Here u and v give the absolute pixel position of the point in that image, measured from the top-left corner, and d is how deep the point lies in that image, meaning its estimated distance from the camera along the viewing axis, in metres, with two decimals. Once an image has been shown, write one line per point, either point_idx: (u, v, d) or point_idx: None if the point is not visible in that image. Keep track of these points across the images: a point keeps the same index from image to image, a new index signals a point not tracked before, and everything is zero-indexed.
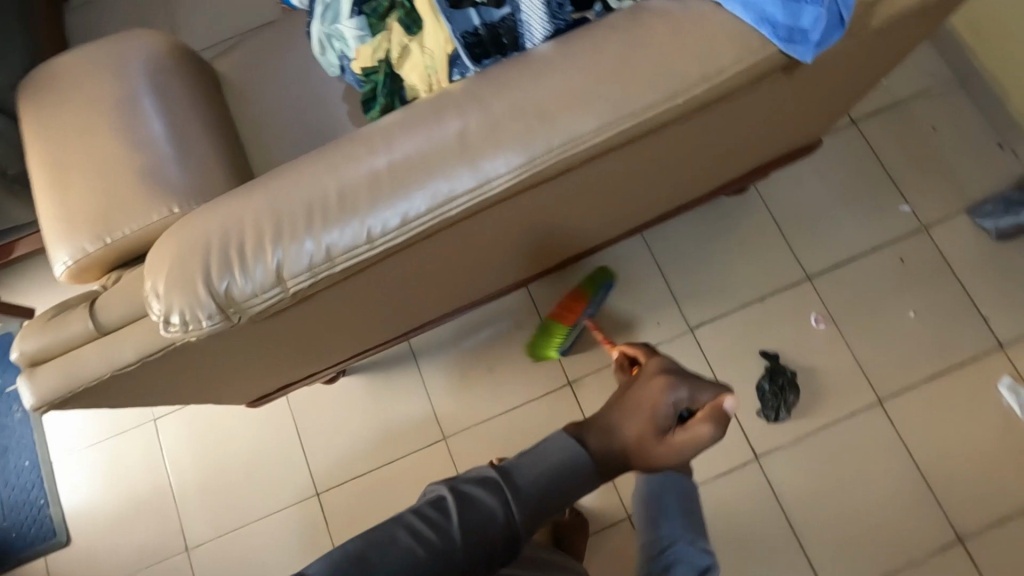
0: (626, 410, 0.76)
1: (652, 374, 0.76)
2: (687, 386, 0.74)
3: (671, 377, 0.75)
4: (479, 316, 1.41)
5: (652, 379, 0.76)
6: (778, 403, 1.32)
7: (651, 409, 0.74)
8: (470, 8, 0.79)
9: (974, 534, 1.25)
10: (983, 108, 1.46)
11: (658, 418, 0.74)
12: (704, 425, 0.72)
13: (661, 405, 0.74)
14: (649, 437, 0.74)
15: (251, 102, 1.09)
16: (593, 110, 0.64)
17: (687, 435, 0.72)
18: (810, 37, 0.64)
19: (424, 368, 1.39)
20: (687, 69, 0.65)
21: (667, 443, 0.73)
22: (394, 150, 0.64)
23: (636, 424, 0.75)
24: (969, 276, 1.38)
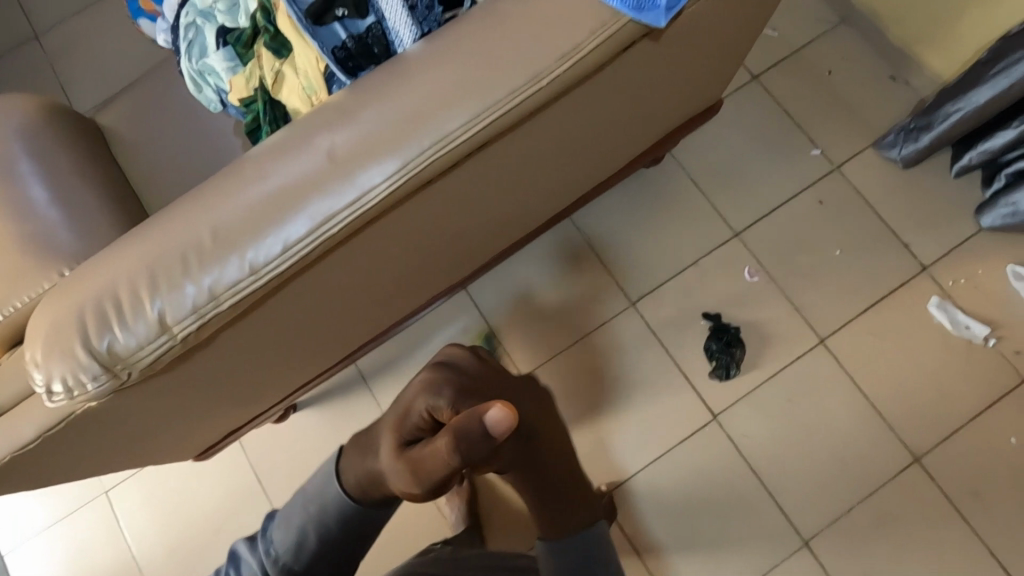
0: (395, 425, 0.78)
1: (426, 384, 0.78)
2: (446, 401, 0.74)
3: (435, 387, 0.76)
4: (422, 328, 1.40)
5: (420, 389, 0.77)
6: (727, 360, 1.34)
7: (402, 414, 0.78)
8: (335, 22, 0.79)
9: (927, 450, 1.30)
10: (870, 44, 1.52)
11: (406, 424, 0.76)
12: (438, 440, 0.67)
13: (412, 408, 0.77)
14: (398, 446, 0.76)
15: (143, 150, 1.06)
16: (460, 105, 0.64)
17: (426, 448, 0.70)
18: (657, 2, 0.66)
19: (375, 390, 1.37)
20: (546, 49, 0.65)
21: (407, 460, 0.72)
22: (264, 179, 0.63)
23: (394, 432, 0.77)
24: (884, 206, 1.43)
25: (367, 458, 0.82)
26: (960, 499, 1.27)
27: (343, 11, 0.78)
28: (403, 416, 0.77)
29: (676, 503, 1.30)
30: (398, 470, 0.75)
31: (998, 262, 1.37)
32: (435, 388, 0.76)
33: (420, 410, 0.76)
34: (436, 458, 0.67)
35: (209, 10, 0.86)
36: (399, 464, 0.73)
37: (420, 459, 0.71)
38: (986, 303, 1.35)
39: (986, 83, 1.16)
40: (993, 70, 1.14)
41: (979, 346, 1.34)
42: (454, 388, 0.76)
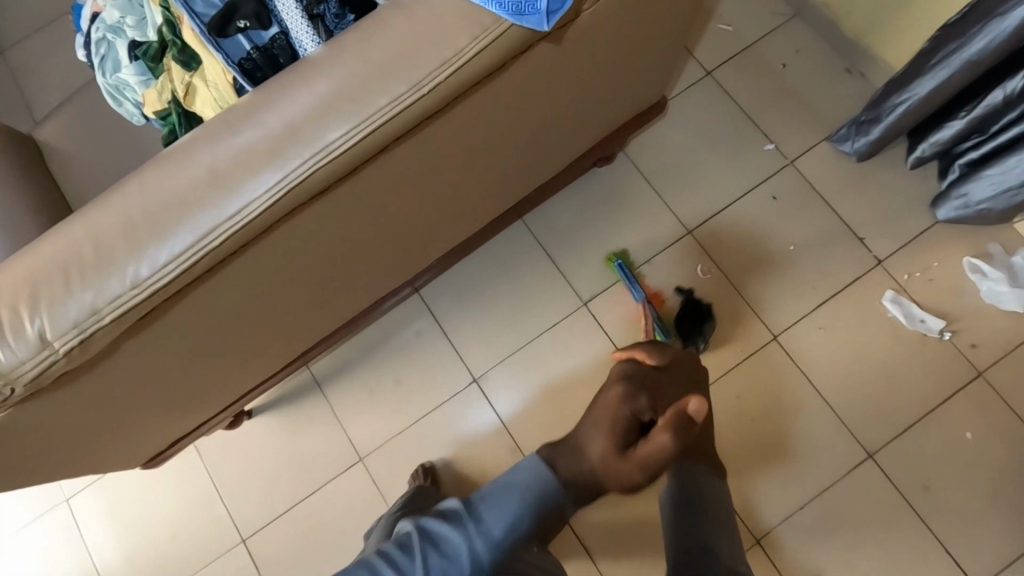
0: (591, 430, 0.88)
1: (611, 388, 0.86)
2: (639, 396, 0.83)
3: (627, 390, 0.84)
4: (377, 331, 1.40)
5: (611, 393, 0.86)
6: (696, 335, 1.33)
7: (610, 419, 0.84)
8: (238, 33, 0.79)
9: (880, 446, 1.28)
10: (824, 37, 1.51)
11: (616, 427, 0.83)
12: (661, 433, 0.77)
13: (617, 415, 0.83)
14: (611, 450, 0.84)
15: (76, 161, 1.07)
16: (340, 117, 0.66)
17: (648, 445, 0.78)
18: (537, 6, 0.66)
19: (329, 394, 1.38)
20: (430, 56, 0.66)
21: (628, 455, 0.82)
22: (149, 195, 0.65)
23: (598, 436, 0.86)
24: (838, 200, 1.41)
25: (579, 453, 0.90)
26: (913, 495, 1.26)
27: (245, 23, 0.79)
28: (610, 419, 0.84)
29: (630, 504, 1.30)
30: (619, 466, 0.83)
31: (953, 255, 1.36)
32: (628, 390, 0.84)
33: (628, 414, 0.83)
34: (665, 451, 0.77)
35: (117, 24, 0.85)
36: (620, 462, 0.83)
37: (645, 454, 0.79)
38: (942, 297, 1.34)
39: (927, 75, 1.14)
40: (932, 61, 1.12)
41: (935, 339, 1.32)
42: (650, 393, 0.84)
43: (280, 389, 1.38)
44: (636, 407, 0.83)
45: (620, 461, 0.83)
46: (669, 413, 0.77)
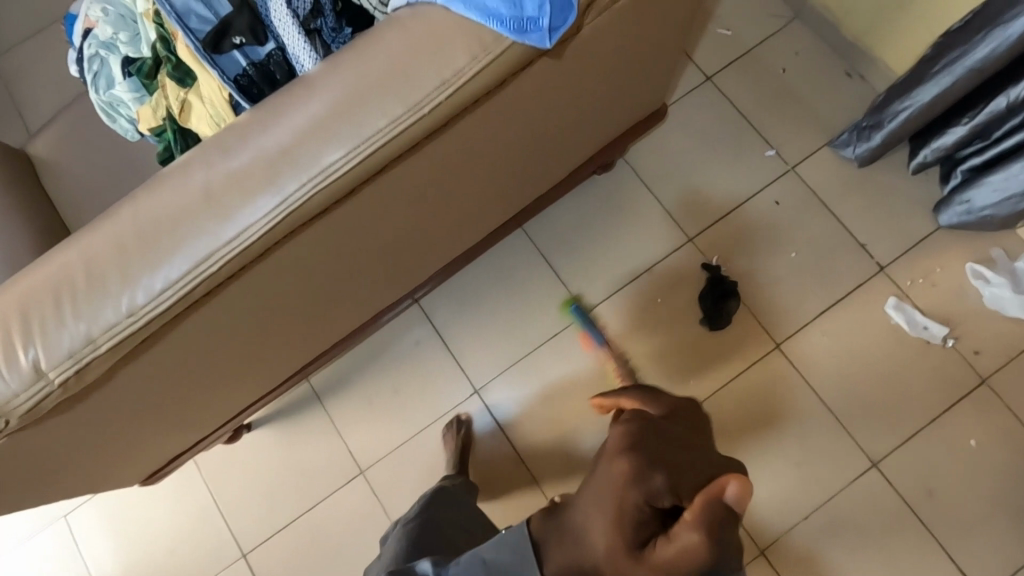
0: (592, 517, 0.64)
1: (616, 461, 0.64)
2: (653, 475, 0.62)
3: (637, 464, 0.63)
4: (376, 342, 1.39)
5: (614, 464, 0.65)
6: (720, 311, 1.34)
7: (615, 506, 0.62)
8: (234, 50, 0.78)
9: (884, 454, 1.28)
10: (824, 41, 1.49)
11: (623, 519, 0.61)
12: (690, 531, 0.58)
13: (626, 504, 0.61)
14: (620, 549, 0.61)
15: (67, 175, 1.05)
16: (338, 140, 0.64)
17: (670, 547, 0.58)
18: (539, 23, 0.64)
19: (329, 406, 1.36)
20: (429, 76, 0.65)
21: (643, 558, 0.60)
22: (144, 220, 0.64)
23: (602, 529, 0.63)
24: (840, 206, 1.41)
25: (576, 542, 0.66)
26: (917, 503, 1.25)
27: (241, 39, 0.77)
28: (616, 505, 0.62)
29: None
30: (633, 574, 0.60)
31: (955, 260, 1.35)
32: (638, 464, 0.63)
33: (640, 502, 0.61)
34: (693, 556, 0.58)
35: (111, 40, 0.83)
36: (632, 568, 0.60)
37: (666, 559, 0.58)
38: (946, 303, 1.33)
39: (930, 81, 1.13)
40: (935, 68, 1.11)
41: (938, 346, 1.32)
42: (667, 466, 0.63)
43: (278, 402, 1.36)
44: (650, 491, 0.61)
45: (631, 566, 0.60)
46: (697, 498, 0.59)
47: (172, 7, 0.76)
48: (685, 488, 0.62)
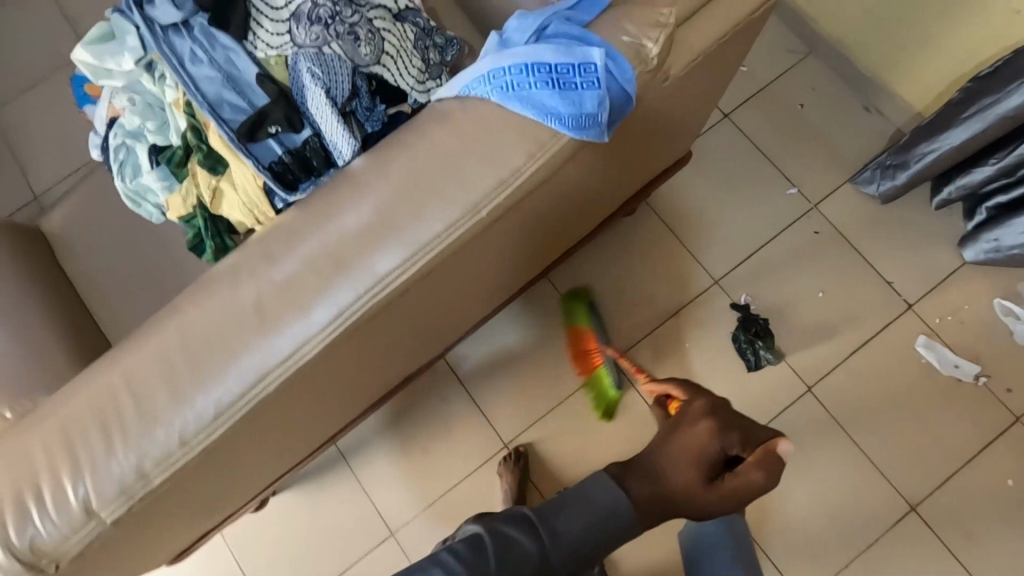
0: (670, 456, 0.75)
1: (698, 416, 0.75)
2: (729, 427, 0.74)
3: (717, 420, 0.74)
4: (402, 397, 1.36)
5: (695, 422, 0.75)
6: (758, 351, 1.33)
7: (696, 452, 0.73)
8: (268, 138, 0.75)
9: (921, 497, 1.26)
10: (841, 75, 1.48)
11: (702, 461, 0.72)
12: (754, 471, 0.70)
13: (708, 450, 0.73)
14: (695, 483, 0.73)
15: (82, 251, 1.00)
16: (391, 248, 0.63)
17: (738, 481, 0.71)
18: (598, 119, 0.61)
19: (356, 465, 1.33)
20: (485, 178, 0.62)
21: (714, 488, 0.72)
22: (189, 337, 0.62)
23: (680, 467, 0.74)
24: (864, 244, 1.40)
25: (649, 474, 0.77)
26: (958, 548, 1.24)
27: (276, 128, 0.74)
28: (695, 450, 0.73)
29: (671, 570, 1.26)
30: (704, 500, 0.73)
31: (982, 295, 1.35)
32: (716, 420, 0.74)
33: (718, 450, 0.72)
34: (756, 489, 0.70)
35: (138, 129, 0.80)
36: (708, 496, 0.72)
37: (733, 488, 0.71)
38: (975, 339, 1.33)
39: (959, 125, 1.13)
40: (964, 113, 1.11)
41: (969, 384, 1.31)
42: (736, 423, 0.75)
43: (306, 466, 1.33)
44: (728, 443, 0.73)
45: (705, 494, 0.73)
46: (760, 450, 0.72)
47: (204, 98, 0.73)
48: (752, 442, 0.74)
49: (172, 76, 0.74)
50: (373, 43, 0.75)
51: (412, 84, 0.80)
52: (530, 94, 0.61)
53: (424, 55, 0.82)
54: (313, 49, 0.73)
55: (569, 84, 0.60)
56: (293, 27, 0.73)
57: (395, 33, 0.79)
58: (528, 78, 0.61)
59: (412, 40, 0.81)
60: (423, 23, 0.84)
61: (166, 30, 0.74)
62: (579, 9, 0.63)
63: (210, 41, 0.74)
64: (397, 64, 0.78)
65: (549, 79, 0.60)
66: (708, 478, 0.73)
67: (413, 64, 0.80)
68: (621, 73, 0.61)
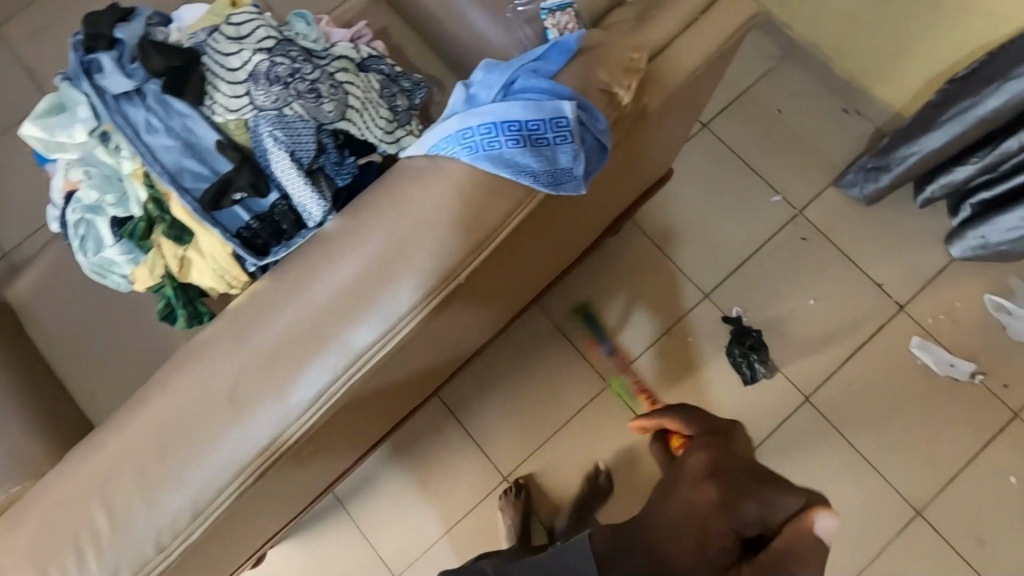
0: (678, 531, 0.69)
1: (704, 486, 0.70)
2: (748, 502, 0.67)
3: (726, 493, 0.69)
4: (411, 424, 1.34)
5: (702, 487, 0.70)
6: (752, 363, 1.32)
7: (702, 528, 0.68)
8: (234, 204, 0.73)
9: (927, 501, 1.25)
10: (818, 77, 1.47)
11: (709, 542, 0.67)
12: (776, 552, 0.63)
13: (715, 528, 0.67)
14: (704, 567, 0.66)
15: (44, 321, 0.94)
16: (367, 321, 0.60)
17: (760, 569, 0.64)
18: (574, 173, 0.59)
19: (371, 494, 1.31)
20: (461, 240, 0.60)
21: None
22: (158, 430, 0.59)
23: (687, 551, 0.67)
24: (852, 247, 1.38)
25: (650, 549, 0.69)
26: (967, 550, 1.23)
27: (241, 195, 0.71)
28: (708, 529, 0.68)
29: None
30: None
31: (973, 292, 1.34)
32: (724, 496, 0.68)
33: (727, 532, 0.67)
34: None
35: (96, 202, 0.76)
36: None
37: None
38: (968, 337, 1.32)
39: (938, 128, 1.12)
40: (943, 116, 1.10)
41: (967, 383, 1.30)
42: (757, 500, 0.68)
43: (308, 512, 1.29)
44: (739, 517, 0.67)
45: None
46: (789, 529, 0.64)
47: (163, 168, 0.70)
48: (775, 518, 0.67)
49: (128, 147, 0.71)
50: (338, 98, 0.72)
51: (380, 135, 0.77)
52: (501, 152, 0.58)
53: (391, 103, 0.80)
54: (273, 111, 0.70)
55: (541, 140, 0.58)
56: (251, 89, 0.70)
57: (360, 85, 0.76)
58: (498, 137, 0.58)
59: (377, 90, 0.78)
60: (388, 69, 0.81)
61: (118, 99, 0.71)
62: (545, 57, 0.60)
63: (165, 108, 0.71)
64: (363, 117, 0.75)
65: (520, 137, 0.57)
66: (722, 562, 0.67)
67: (380, 114, 0.77)
68: (595, 123, 0.59)
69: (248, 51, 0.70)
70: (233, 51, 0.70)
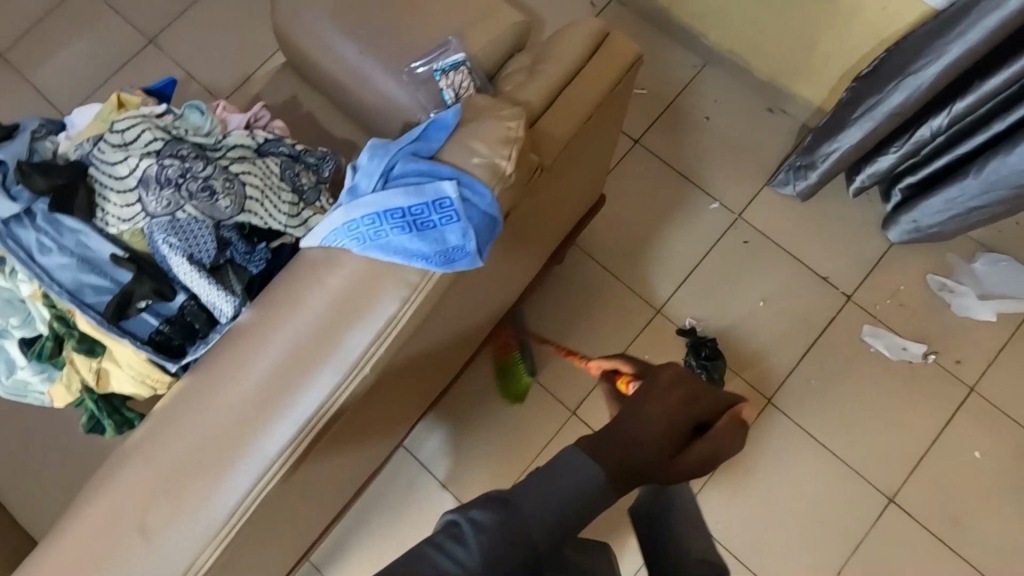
0: (652, 418, 0.77)
1: (675, 385, 0.80)
2: (699, 400, 0.81)
3: (688, 390, 0.81)
4: (423, 424, 1.35)
5: (673, 389, 0.79)
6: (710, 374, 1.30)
7: (673, 417, 0.77)
8: (142, 310, 0.72)
9: (898, 487, 1.27)
10: (740, 81, 1.49)
11: (678, 425, 0.77)
12: (718, 433, 0.79)
13: (681, 417, 0.78)
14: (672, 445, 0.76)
15: None
16: (272, 432, 0.62)
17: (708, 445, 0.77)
18: (465, 250, 0.59)
19: (425, 460, 1.33)
20: (356, 337, 0.61)
21: (690, 453, 0.76)
22: (77, 559, 0.61)
23: (663, 429, 0.76)
24: (793, 244, 1.40)
25: (635, 427, 0.75)
26: (942, 530, 1.24)
27: (146, 301, 0.71)
28: (675, 417, 0.78)
29: None
30: (679, 465, 0.76)
31: (916, 274, 1.36)
32: (685, 393, 0.80)
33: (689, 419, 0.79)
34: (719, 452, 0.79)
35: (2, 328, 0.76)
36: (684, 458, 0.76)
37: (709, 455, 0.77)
38: (916, 319, 1.34)
39: (853, 125, 1.14)
40: (856, 113, 1.13)
41: (921, 364, 1.32)
42: (703, 397, 0.82)
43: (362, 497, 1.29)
44: (693, 410, 0.80)
45: (681, 457, 0.76)
46: (723, 419, 0.81)
47: (62, 288, 0.70)
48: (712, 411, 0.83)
49: (24, 270, 0.71)
50: (233, 192, 0.72)
51: (285, 220, 0.76)
52: (388, 241, 0.58)
53: (295, 183, 0.78)
54: (166, 217, 0.69)
55: (427, 223, 0.58)
56: (142, 195, 0.69)
57: (257, 173, 0.75)
58: (383, 226, 0.58)
59: (278, 173, 0.77)
60: (289, 149, 0.81)
61: (7, 223, 0.71)
62: (424, 136, 0.61)
63: (55, 227, 0.71)
64: (265, 205, 0.74)
65: (405, 223, 0.57)
66: (684, 443, 0.77)
67: (283, 198, 0.76)
68: (480, 199, 0.59)
69: (135, 157, 0.70)
70: (120, 159, 0.70)
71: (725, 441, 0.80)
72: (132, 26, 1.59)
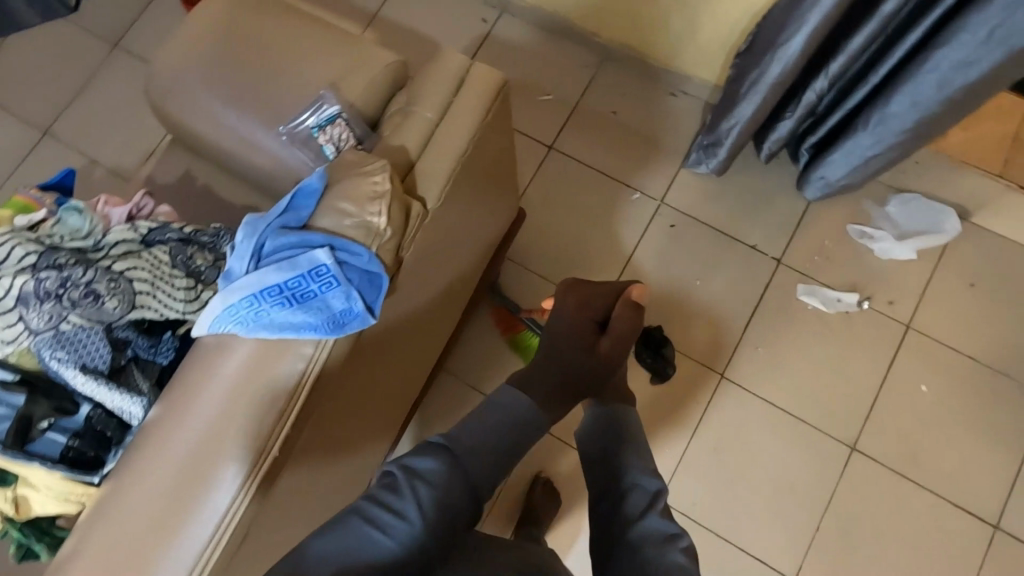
0: (560, 334, 0.88)
1: (568, 297, 0.91)
2: (597, 298, 0.91)
3: (582, 296, 0.91)
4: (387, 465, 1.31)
5: (568, 302, 0.91)
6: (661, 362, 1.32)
7: (578, 322, 0.89)
8: (46, 430, 0.71)
9: (857, 436, 1.30)
10: (639, 71, 1.52)
11: (584, 327, 0.88)
12: (621, 313, 0.89)
13: (585, 319, 0.89)
14: (585, 344, 0.87)
15: None
16: (190, 531, 0.60)
17: (615, 329, 0.88)
18: (351, 311, 0.63)
19: None
20: (261, 416, 0.62)
21: (603, 341, 0.88)
22: None
23: (571, 339, 0.87)
24: (718, 220, 1.43)
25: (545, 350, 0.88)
26: (905, 468, 1.28)
27: (49, 420, 0.71)
28: (579, 322, 0.89)
29: None
30: (598, 357, 0.87)
31: (837, 228, 1.41)
32: (581, 297, 0.91)
33: (592, 319, 0.90)
34: (630, 327, 0.88)
35: None
36: (598, 348, 0.87)
37: (618, 335, 0.88)
38: (844, 270, 1.38)
39: (744, 100, 1.17)
40: (743, 88, 1.16)
41: (857, 312, 1.36)
42: (601, 295, 0.92)
43: None
44: (593, 308, 0.91)
45: (597, 349, 0.87)
46: (621, 300, 0.90)
47: None
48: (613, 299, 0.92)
49: None
50: (120, 292, 0.71)
51: (183, 308, 0.76)
52: (273, 318, 0.62)
53: (189, 266, 0.77)
54: (50, 332, 0.69)
55: (308, 293, 0.62)
56: (23, 313, 0.69)
57: (145, 265, 0.74)
58: (264, 304, 0.62)
59: (167, 260, 0.76)
60: (178, 234, 0.79)
61: None
62: (293, 207, 0.65)
63: None
64: (158, 297, 0.74)
65: (286, 298, 0.62)
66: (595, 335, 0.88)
67: (178, 284, 0.76)
68: (357, 260, 0.64)
69: (8, 277, 0.69)
70: None
71: (631, 317, 0.89)
72: (22, 121, 1.54)
